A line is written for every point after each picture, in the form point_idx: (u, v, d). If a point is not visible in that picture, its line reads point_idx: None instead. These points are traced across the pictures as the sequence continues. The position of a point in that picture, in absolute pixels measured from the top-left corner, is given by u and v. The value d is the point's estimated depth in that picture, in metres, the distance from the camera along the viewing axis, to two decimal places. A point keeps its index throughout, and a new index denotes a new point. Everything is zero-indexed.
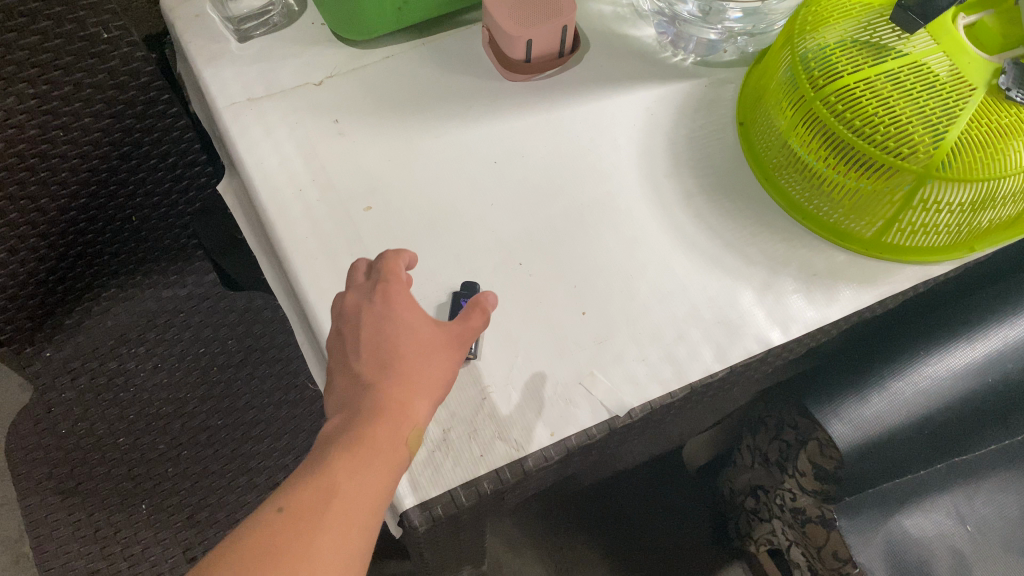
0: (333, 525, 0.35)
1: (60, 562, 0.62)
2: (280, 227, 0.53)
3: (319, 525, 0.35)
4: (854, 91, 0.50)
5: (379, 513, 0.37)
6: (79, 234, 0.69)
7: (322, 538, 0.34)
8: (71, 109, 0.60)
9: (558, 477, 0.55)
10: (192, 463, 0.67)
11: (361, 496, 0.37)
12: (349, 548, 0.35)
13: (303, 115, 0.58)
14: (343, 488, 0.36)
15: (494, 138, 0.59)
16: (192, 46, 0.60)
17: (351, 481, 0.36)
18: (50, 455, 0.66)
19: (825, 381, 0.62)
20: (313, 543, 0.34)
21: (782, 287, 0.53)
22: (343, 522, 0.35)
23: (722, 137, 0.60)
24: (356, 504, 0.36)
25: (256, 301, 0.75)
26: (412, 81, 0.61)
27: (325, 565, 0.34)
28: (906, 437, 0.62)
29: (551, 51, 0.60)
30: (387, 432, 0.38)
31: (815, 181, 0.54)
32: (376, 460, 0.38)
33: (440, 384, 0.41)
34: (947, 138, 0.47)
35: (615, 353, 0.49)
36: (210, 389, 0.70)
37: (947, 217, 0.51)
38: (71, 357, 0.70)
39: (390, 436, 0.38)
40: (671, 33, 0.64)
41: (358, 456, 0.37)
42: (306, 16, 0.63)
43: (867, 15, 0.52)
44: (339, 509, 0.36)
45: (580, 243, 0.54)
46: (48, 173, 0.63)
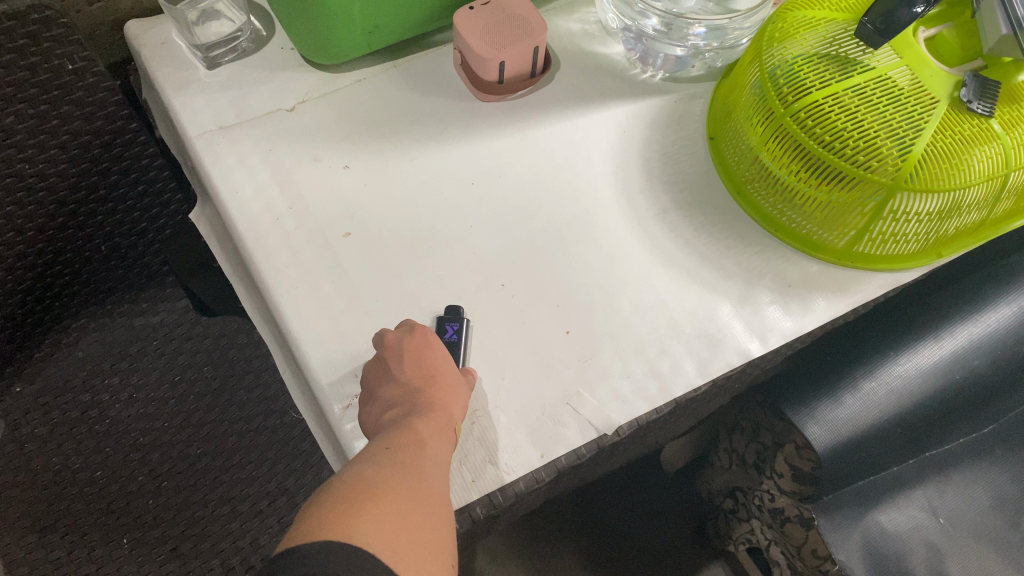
0: (431, 464, 0.41)
1: None
2: (258, 256, 0.52)
3: (422, 462, 0.41)
4: (822, 106, 0.51)
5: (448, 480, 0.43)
6: (47, 266, 0.68)
7: (429, 470, 0.40)
8: (37, 142, 0.59)
9: (546, 495, 0.56)
10: (174, 494, 0.67)
11: (442, 456, 0.42)
12: (444, 486, 0.41)
13: (276, 143, 0.58)
14: (430, 447, 0.42)
15: (469, 160, 0.59)
16: (160, 74, 0.59)
17: (433, 442, 0.43)
18: (25, 494, 0.64)
19: (800, 383, 0.63)
20: (425, 472, 0.40)
21: (758, 298, 0.54)
22: (437, 466, 0.41)
23: (694, 151, 0.61)
24: (440, 458, 0.42)
25: (230, 326, 0.74)
26: (385, 104, 0.61)
27: (435, 487, 0.39)
28: (881, 436, 0.63)
29: (523, 72, 0.61)
30: (444, 418, 0.45)
31: (787, 193, 0.55)
32: (443, 433, 0.44)
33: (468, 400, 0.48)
34: (914, 150, 0.48)
35: (600, 371, 0.50)
36: (189, 417, 0.70)
37: (916, 226, 0.52)
38: (43, 391, 0.69)
39: (448, 423, 0.45)
40: (639, 49, 0.65)
41: (432, 429, 0.43)
42: (275, 40, 0.63)
43: (832, 29, 0.53)
44: (431, 456, 0.41)
45: (560, 261, 0.54)
46: (15, 206, 0.62)
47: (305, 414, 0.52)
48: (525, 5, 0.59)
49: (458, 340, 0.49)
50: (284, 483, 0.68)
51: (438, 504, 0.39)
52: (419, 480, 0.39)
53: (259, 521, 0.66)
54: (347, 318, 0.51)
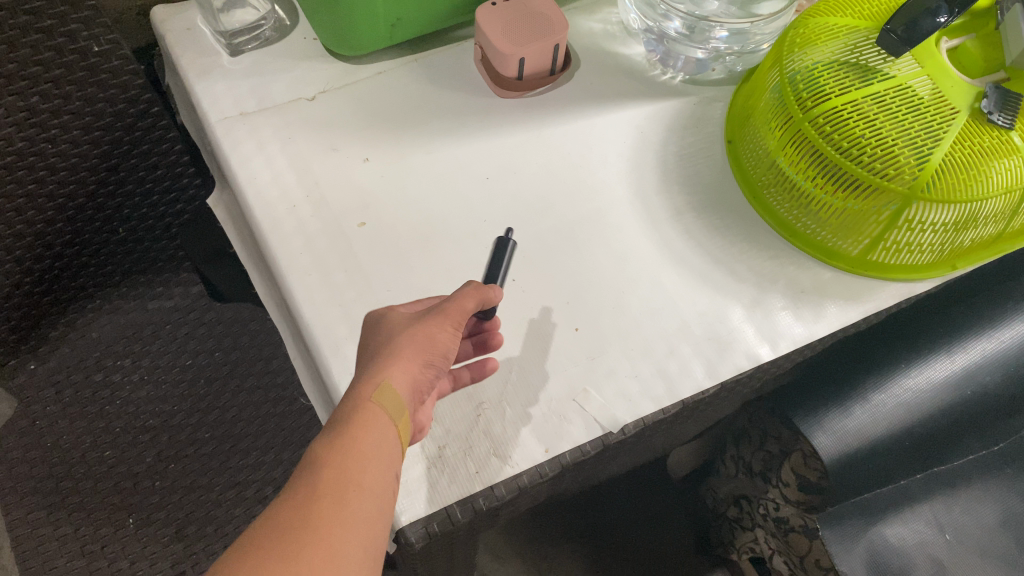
0: (330, 499, 0.34)
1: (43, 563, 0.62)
2: (273, 243, 0.53)
3: (312, 499, 0.34)
4: (841, 112, 0.50)
5: (381, 480, 0.37)
6: (65, 245, 0.68)
7: (321, 512, 0.34)
8: (60, 122, 0.60)
9: (549, 492, 0.56)
10: (180, 476, 0.67)
11: (355, 465, 0.36)
12: (347, 517, 0.34)
13: (295, 131, 0.58)
14: (334, 460, 0.36)
15: (485, 155, 0.59)
16: (183, 59, 0.60)
17: (341, 452, 0.36)
18: (34, 470, 0.65)
19: (809, 392, 0.62)
20: (315, 517, 0.33)
21: (771, 304, 0.54)
22: (340, 494, 0.35)
23: (711, 155, 0.61)
24: (348, 472, 0.36)
25: (243, 313, 0.75)
26: (405, 96, 0.61)
27: (329, 536, 0.33)
28: (889, 449, 0.62)
29: (542, 68, 0.61)
30: (367, 403, 0.39)
31: (803, 199, 0.55)
32: (367, 431, 0.38)
33: (427, 350, 0.42)
34: (932, 159, 0.48)
35: (607, 370, 0.50)
36: (198, 401, 0.70)
37: (931, 236, 0.52)
38: (56, 369, 0.70)
39: (371, 409, 0.39)
40: (660, 51, 0.66)
41: (344, 434, 0.37)
42: (298, 30, 0.64)
43: (854, 36, 0.53)
44: (333, 479, 0.35)
45: (572, 259, 0.55)
46: (35, 185, 0.62)
47: (313, 400, 0.53)
48: (548, 5, 0.59)
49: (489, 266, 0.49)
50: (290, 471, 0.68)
51: (327, 563, 0.32)
52: (302, 537, 0.32)
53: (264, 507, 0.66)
54: (358, 306, 0.51)
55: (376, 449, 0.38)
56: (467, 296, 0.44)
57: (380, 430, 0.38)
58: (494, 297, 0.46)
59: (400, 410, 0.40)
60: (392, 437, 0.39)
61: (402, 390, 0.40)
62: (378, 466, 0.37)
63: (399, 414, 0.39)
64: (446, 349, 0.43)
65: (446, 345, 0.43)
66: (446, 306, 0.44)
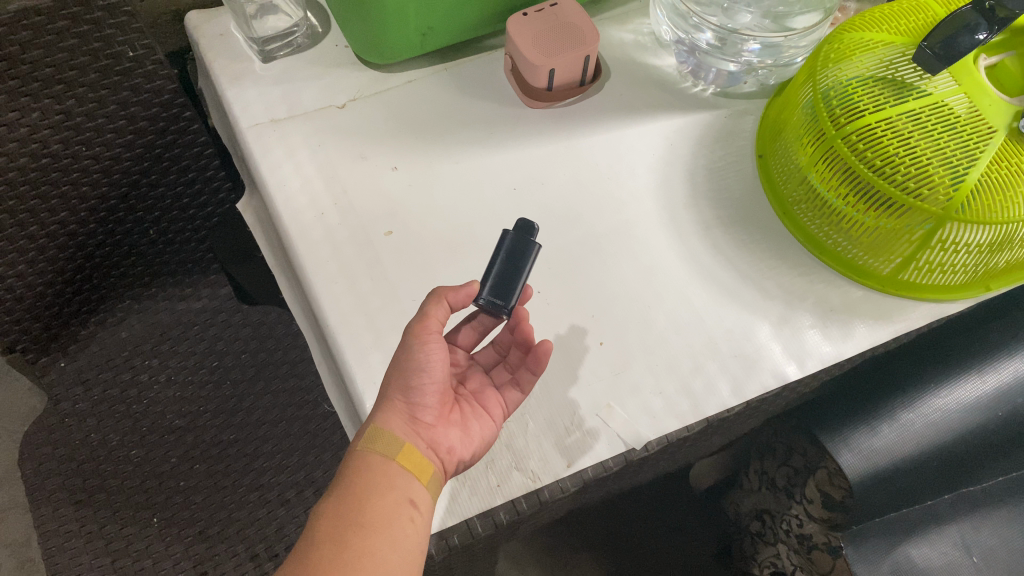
0: (329, 545, 0.39)
1: (68, 559, 0.63)
2: (301, 250, 0.53)
3: (316, 549, 0.39)
4: (875, 130, 0.50)
5: (384, 512, 0.40)
6: (97, 246, 0.70)
7: (321, 560, 0.38)
8: (95, 125, 0.61)
9: (571, 505, 0.56)
10: (205, 477, 0.67)
11: (352, 508, 0.40)
12: (346, 558, 0.38)
13: (325, 138, 0.58)
14: (332, 509, 0.40)
15: (513, 165, 0.59)
16: (216, 65, 0.60)
17: (339, 502, 0.41)
18: (63, 467, 0.66)
19: (837, 409, 0.62)
20: (316, 566, 0.38)
21: (799, 321, 0.53)
22: (337, 539, 0.39)
23: (742, 168, 0.61)
24: (344, 518, 0.40)
25: (270, 315, 0.75)
26: (434, 105, 0.62)
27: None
28: (917, 470, 0.61)
29: (573, 79, 0.61)
30: (361, 450, 0.43)
31: (834, 217, 0.54)
32: (366, 472, 0.42)
33: (405, 379, 0.44)
34: (967, 179, 0.47)
35: (631, 385, 0.50)
36: (224, 403, 0.71)
37: (965, 257, 0.51)
38: (86, 367, 0.71)
39: (364, 455, 0.42)
40: (692, 62, 0.65)
41: (343, 484, 0.42)
42: (330, 37, 0.64)
43: (890, 52, 0.52)
44: (331, 528, 0.40)
45: (598, 271, 0.54)
46: (69, 187, 0.63)
47: (337, 408, 0.53)
48: (578, 14, 0.59)
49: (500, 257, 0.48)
50: (312, 475, 0.68)
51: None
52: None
53: (286, 510, 0.66)
54: (384, 316, 0.51)
55: (375, 488, 0.41)
56: (430, 311, 0.45)
57: (372, 468, 0.42)
58: (453, 294, 0.46)
59: (392, 444, 0.42)
60: (391, 470, 0.42)
61: (391, 426, 0.43)
62: (376, 501, 0.40)
63: (392, 448, 0.42)
64: (425, 364, 0.44)
65: (425, 361, 0.44)
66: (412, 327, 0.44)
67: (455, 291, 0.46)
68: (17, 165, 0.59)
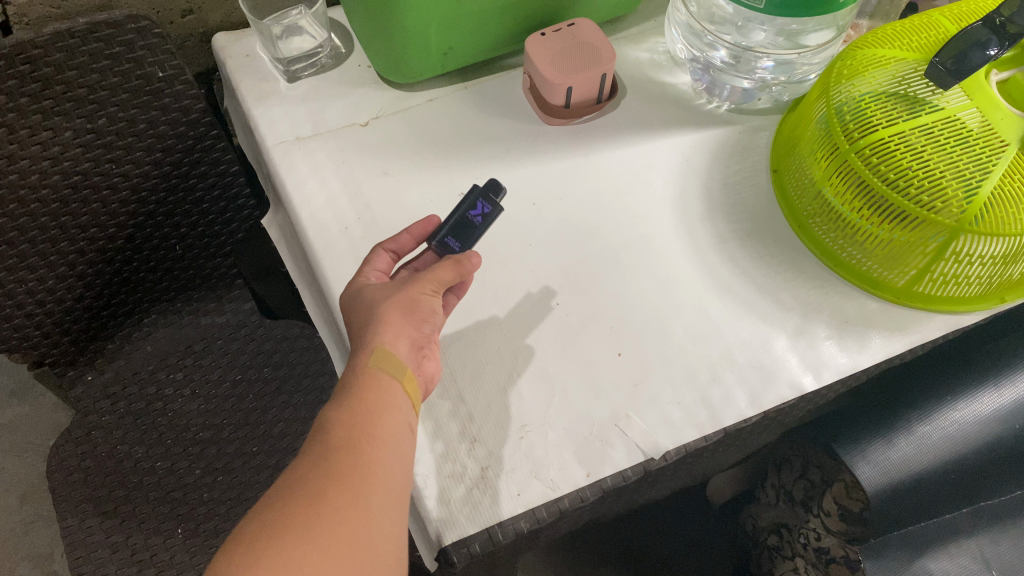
0: (345, 451, 0.39)
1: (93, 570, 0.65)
2: (325, 263, 0.54)
3: (331, 452, 0.39)
4: (888, 144, 0.51)
5: (395, 429, 0.41)
6: (124, 262, 0.71)
7: (339, 464, 0.38)
8: (125, 143, 0.63)
9: (589, 516, 0.56)
10: (228, 488, 0.69)
11: (365, 420, 0.40)
12: (364, 465, 0.38)
13: (348, 155, 0.60)
14: (344, 418, 0.40)
15: (531, 181, 0.60)
16: (243, 85, 0.63)
17: (352, 412, 0.40)
18: (89, 479, 0.68)
19: (853, 422, 0.62)
20: (334, 469, 0.38)
21: (815, 333, 0.54)
22: (353, 446, 0.39)
23: (756, 183, 0.62)
24: (360, 428, 0.40)
25: (292, 330, 0.77)
26: (454, 123, 0.63)
27: (349, 482, 0.37)
28: (934, 482, 0.61)
29: (589, 97, 0.63)
30: (366, 369, 0.42)
31: (848, 230, 0.55)
32: (375, 391, 0.42)
33: (413, 312, 0.45)
34: (980, 192, 0.48)
35: (650, 396, 0.50)
36: (247, 415, 0.72)
37: (979, 269, 0.52)
38: (111, 381, 0.73)
39: (371, 373, 0.42)
40: (706, 80, 0.67)
41: (350, 397, 0.41)
42: (353, 57, 0.66)
43: (902, 68, 0.53)
44: (347, 435, 0.39)
45: (616, 283, 0.55)
46: (98, 203, 0.65)
47: None
48: (595, 34, 0.61)
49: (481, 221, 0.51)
50: None
51: (351, 505, 0.36)
52: (326, 487, 0.37)
53: None
54: None
55: (385, 405, 0.41)
56: (448, 266, 0.47)
57: (384, 389, 0.42)
58: (471, 263, 0.48)
59: (400, 368, 0.43)
60: (399, 393, 0.42)
61: (397, 350, 0.43)
62: (389, 419, 0.41)
63: (401, 371, 0.43)
64: (430, 309, 0.46)
65: (430, 306, 0.46)
66: (423, 273, 0.46)
67: (468, 258, 0.48)
68: (50, 182, 0.60)
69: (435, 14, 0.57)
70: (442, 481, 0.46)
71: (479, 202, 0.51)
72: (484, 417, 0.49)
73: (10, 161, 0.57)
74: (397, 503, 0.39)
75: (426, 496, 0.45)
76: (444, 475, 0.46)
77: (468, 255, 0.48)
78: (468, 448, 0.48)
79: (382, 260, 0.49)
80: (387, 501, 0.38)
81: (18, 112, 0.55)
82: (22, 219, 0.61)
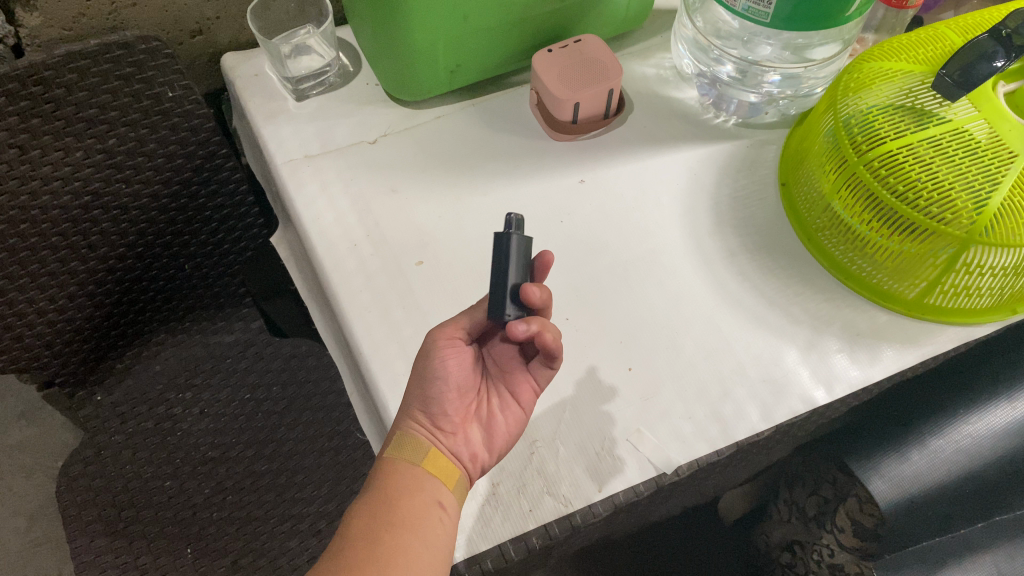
0: (364, 542, 0.41)
1: None
2: (335, 281, 0.54)
3: (351, 545, 0.41)
4: (896, 156, 0.51)
5: (415, 511, 0.42)
6: (134, 282, 0.71)
7: (355, 558, 0.40)
8: (135, 163, 0.63)
9: (602, 533, 0.56)
10: (237, 507, 0.68)
11: (382, 512, 0.42)
12: (379, 557, 0.40)
13: (357, 174, 0.60)
14: (364, 510, 0.42)
15: (540, 199, 0.60)
16: (253, 104, 0.63)
17: (373, 501, 0.42)
18: (98, 498, 0.68)
19: (866, 436, 0.62)
20: (350, 563, 0.40)
21: (827, 346, 0.54)
22: (369, 539, 0.41)
23: (764, 197, 0.62)
24: (376, 520, 0.41)
25: (301, 348, 0.76)
26: (463, 140, 0.64)
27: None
28: (948, 497, 0.61)
29: (596, 113, 0.63)
30: (387, 458, 0.44)
31: (858, 243, 0.55)
32: (397, 477, 0.43)
33: (428, 383, 0.45)
34: (989, 204, 0.47)
35: (661, 411, 0.50)
36: (255, 434, 0.72)
37: (990, 280, 0.51)
38: (121, 401, 0.73)
39: (391, 462, 0.44)
40: (713, 94, 0.67)
41: (373, 487, 0.43)
42: (360, 76, 0.67)
43: (909, 80, 0.53)
44: (366, 526, 0.41)
45: (627, 298, 0.55)
46: (110, 223, 0.65)
47: (370, 434, 0.54)
48: (601, 50, 0.61)
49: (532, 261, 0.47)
50: (343, 506, 0.68)
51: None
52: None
53: (316, 540, 0.67)
54: (416, 343, 0.52)
55: (406, 491, 0.43)
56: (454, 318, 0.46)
57: (402, 474, 0.43)
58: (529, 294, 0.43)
59: (418, 451, 0.44)
60: (419, 474, 0.43)
61: (416, 432, 0.45)
62: (407, 504, 0.42)
63: (418, 454, 0.44)
64: (440, 373, 0.45)
65: (439, 371, 0.45)
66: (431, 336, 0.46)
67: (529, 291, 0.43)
68: (61, 204, 0.61)
69: (443, 32, 0.57)
70: None
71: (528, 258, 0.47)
72: None
73: (21, 182, 0.58)
74: None
75: None
76: None
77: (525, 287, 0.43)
78: None
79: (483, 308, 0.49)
80: None
81: (29, 133, 0.56)
82: (33, 240, 0.61)
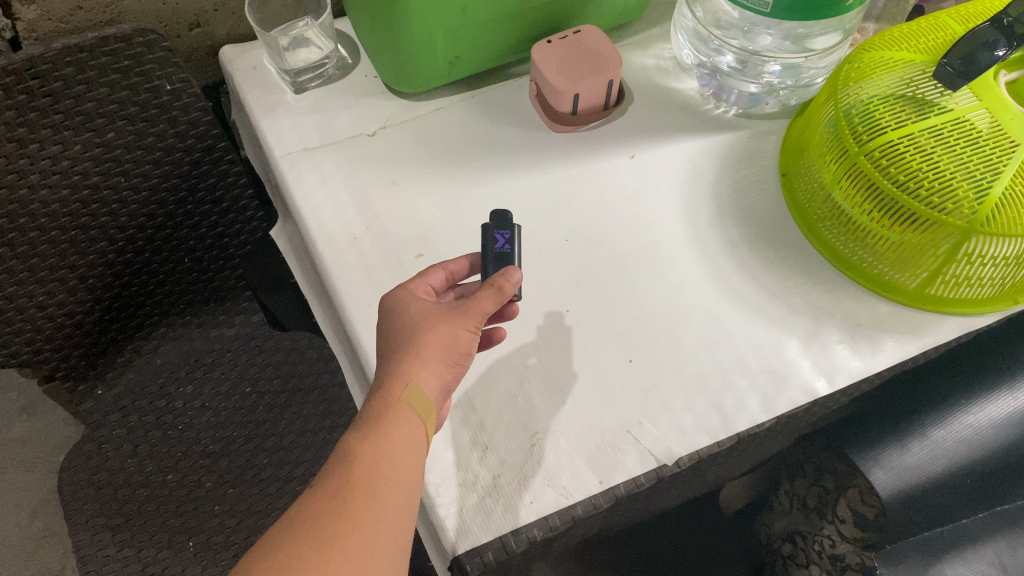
0: (362, 490, 0.37)
1: None
2: (335, 274, 0.54)
3: (346, 490, 0.37)
4: (898, 146, 0.50)
5: (412, 470, 0.40)
6: (133, 276, 0.71)
7: (354, 505, 0.37)
8: (133, 157, 0.63)
9: (603, 525, 0.56)
10: (239, 501, 0.68)
11: (385, 460, 0.39)
12: (379, 511, 0.37)
13: (356, 166, 0.60)
14: (366, 454, 0.39)
15: (541, 191, 0.60)
16: (251, 97, 0.63)
17: (375, 448, 0.39)
18: (100, 493, 0.68)
19: (866, 425, 0.61)
20: (348, 510, 0.37)
21: (827, 337, 0.54)
22: (371, 487, 0.38)
23: (765, 188, 0.62)
24: (379, 466, 0.38)
25: (302, 341, 0.76)
26: (462, 132, 0.63)
27: (361, 525, 0.36)
28: (949, 487, 0.60)
29: (597, 104, 0.63)
30: (396, 402, 0.41)
31: (859, 233, 0.55)
32: (399, 428, 0.40)
33: (452, 350, 0.43)
34: (991, 193, 0.47)
35: (662, 402, 0.50)
36: (256, 428, 0.72)
37: (992, 271, 0.51)
38: (122, 395, 0.73)
39: (399, 408, 0.41)
40: (713, 85, 0.67)
41: (373, 428, 0.40)
42: (359, 68, 0.67)
43: (910, 69, 0.53)
44: (366, 472, 0.38)
45: (626, 289, 0.55)
46: (109, 217, 0.65)
47: None
48: (601, 41, 0.61)
49: (511, 250, 0.50)
50: None
51: (362, 549, 0.36)
52: (339, 528, 0.36)
53: None
54: None
55: (407, 445, 0.40)
56: (487, 297, 0.44)
57: (410, 429, 0.41)
58: (511, 285, 0.45)
59: (427, 408, 0.42)
60: (421, 432, 0.41)
61: (429, 389, 0.42)
62: (411, 462, 0.40)
63: (427, 412, 0.42)
64: (469, 348, 0.44)
65: (469, 343, 0.44)
66: (471, 307, 0.44)
67: (508, 280, 0.46)
68: (60, 197, 0.61)
69: (441, 24, 0.57)
70: (455, 489, 0.46)
71: (501, 229, 0.50)
72: (495, 425, 0.49)
73: (20, 176, 0.58)
74: (401, 547, 0.38)
75: (438, 504, 0.45)
76: (457, 483, 0.46)
77: (506, 274, 0.46)
78: (480, 457, 0.47)
79: (437, 276, 0.49)
80: (394, 549, 0.37)
81: (27, 127, 0.56)
82: (33, 235, 0.61)
